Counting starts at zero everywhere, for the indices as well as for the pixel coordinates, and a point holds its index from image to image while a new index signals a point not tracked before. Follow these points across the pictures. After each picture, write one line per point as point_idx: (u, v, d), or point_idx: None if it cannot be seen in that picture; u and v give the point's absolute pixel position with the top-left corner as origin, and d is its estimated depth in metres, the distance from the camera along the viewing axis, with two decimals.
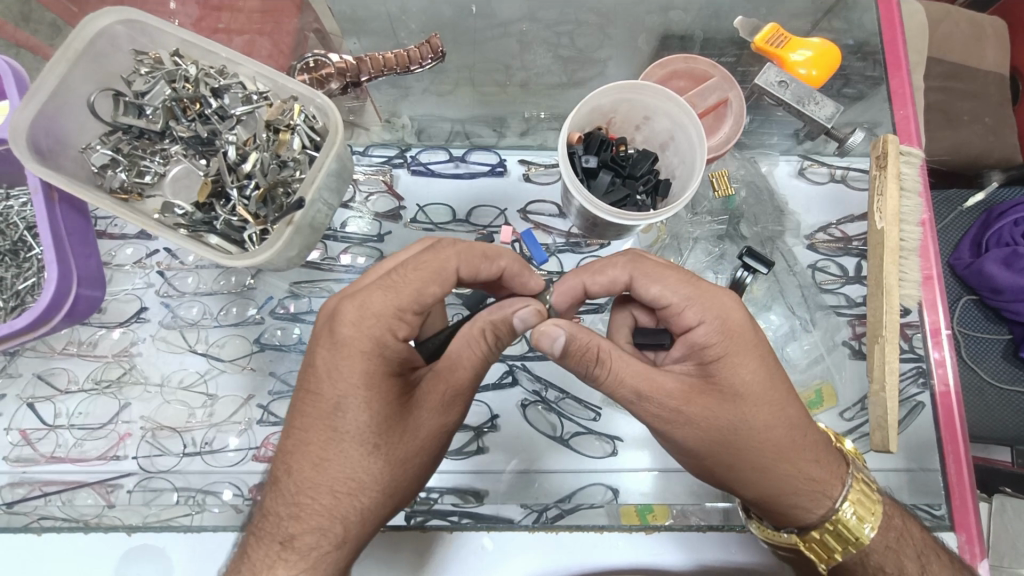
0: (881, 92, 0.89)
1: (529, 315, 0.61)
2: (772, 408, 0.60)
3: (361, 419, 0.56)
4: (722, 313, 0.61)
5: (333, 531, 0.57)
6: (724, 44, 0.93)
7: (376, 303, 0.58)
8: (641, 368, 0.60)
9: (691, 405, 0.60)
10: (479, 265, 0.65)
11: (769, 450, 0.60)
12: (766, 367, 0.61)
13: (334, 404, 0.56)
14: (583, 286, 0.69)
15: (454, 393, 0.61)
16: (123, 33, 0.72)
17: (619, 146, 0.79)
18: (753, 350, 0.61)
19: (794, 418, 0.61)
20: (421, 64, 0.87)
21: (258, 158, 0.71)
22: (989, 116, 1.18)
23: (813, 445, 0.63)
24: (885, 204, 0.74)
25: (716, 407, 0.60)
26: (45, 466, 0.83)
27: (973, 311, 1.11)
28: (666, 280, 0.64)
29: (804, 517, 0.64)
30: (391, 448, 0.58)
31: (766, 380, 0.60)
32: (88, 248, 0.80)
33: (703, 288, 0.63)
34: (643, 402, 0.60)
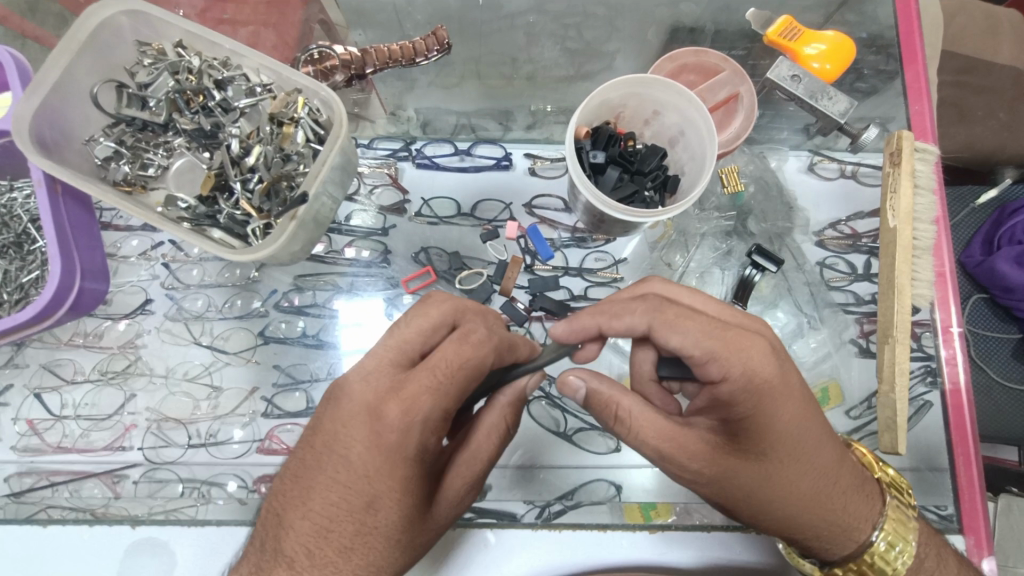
0: (896, 86, 0.88)
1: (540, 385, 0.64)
2: (802, 461, 0.57)
3: (365, 510, 0.52)
4: (753, 373, 0.54)
5: None
6: (735, 36, 0.91)
7: (419, 380, 0.53)
8: (662, 428, 0.58)
9: (715, 468, 0.57)
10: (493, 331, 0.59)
11: (798, 501, 0.58)
12: (799, 425, 0.56)
13: (365, 479, 0.52)
14: (598, 327, 0.64)
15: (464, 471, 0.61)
16: (126, 23, 0.71)
17: (628, 142, 0.79)
18: (790, 410, 0.55)
19: (824, 463, 0.58)
20: (427, 56, 0.87)
21: (262, 151, 0.71)
22: (1005, 111, 1.16)
23: (840, 489, 0.60)
24: (899, 203, 0.73)
25: (743, 471, 0.57)
26: (52, 455, 0.84)
27: (983, 309, 1.10)
28: (690, 328, 0.56)
29: (826, 553, 0.64)
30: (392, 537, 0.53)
31: (799, 432, 0.56)
32: (93, 242, 0.80)
33: (730, 334, 0.55)
34: (666, 462, 0.59)
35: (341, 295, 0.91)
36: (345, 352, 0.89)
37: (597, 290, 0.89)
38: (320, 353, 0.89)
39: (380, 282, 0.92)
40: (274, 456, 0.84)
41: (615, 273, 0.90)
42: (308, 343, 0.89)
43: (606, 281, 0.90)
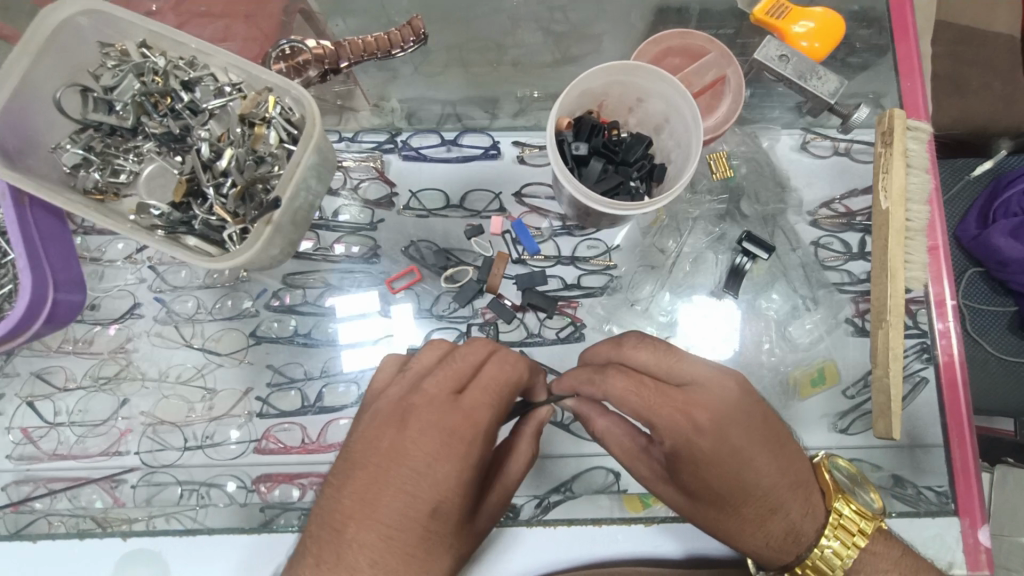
0: (888, 61, 0.86)
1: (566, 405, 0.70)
2: (733, 505, 0.61)
3: (430, 522, 0.54)
4: (679, 439, 0.58)
5: None
6: (724, 15, 0.88)
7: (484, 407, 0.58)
8: (621, 454, 0.67)
9: (657, 491, 0.66)
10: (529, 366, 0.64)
11: (735, 533, 0.62)
12: (735, 474, 0.59)
13: (431, 501, 0.54)
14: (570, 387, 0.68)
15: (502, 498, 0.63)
16: (87, 23, 0.68)
17: (612, 130, 0.77)
18: (721, 464, 0.58)
19: (765, 510, 0.61)
20: (403, 47, 0.84)
21: (233, 154, 0.68)
22: (1001, 79, 1.14)
23: (787, 526, 0.62)
24: (891, 183, 0.72)
25: (677, 499, 0.65)
26: (48, 463, 0.83)
27: (979, 284, 1.09)
28: (626, 393, 0.61)
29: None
30: (442, 555, 0.55)
31: (731, 485, 0.59)
32: (65, 255, 0.79)
33: (664, 410, 0.59)
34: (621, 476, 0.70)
35: (332, 293, 0.90)
36: (342, 346, 0.88)
37: (591, 277, 0.89)
38: (313, 351, 0.88)
39: (367, 280, 0.90)
40: (272, 456, 0.84)
41: (607, 260, 0.89)
42: (298, 342, 0.88)
43: (599, 269, 0.89)
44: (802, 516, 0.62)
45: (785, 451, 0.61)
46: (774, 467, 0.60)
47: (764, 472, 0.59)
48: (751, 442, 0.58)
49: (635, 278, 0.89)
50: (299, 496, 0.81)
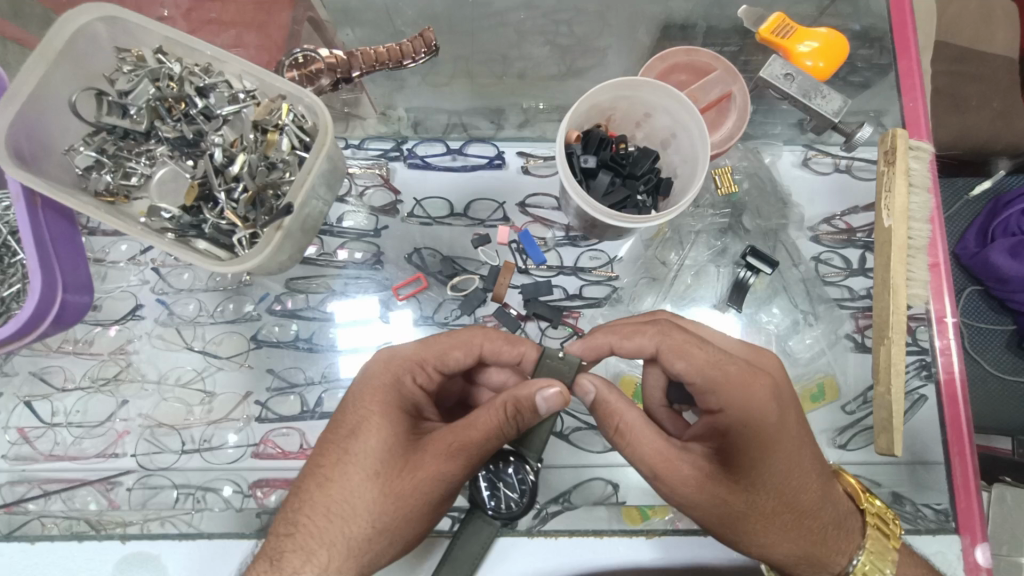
0: (889, 80, 0.87)
1: (552, 395, 0.58)
2: (782, 500, 0.62)
3: (368, 447, 0.60)
4: (750, 405, 0.62)
5: (319, 558, 0.58)
6: (727, 33, 0.90)
7: (402, 352, 0.67)
8: (661, 449, 0.63)
9: (705, 492, 0.62)
10: (501, 347, 0.68)
11: (776, 534, 0.62)
12: (789, 456, 0.62)
13: (349, 426, 0.62)
14: (610, 348, 0.70)
15: (458, 448, 0.59)
16: (104, 30, 0.70)
17: (619, 144, 0.77)
18: (781, 442, 0.61)
19: (806, 502, 0.63)
20: (415, 59, 0.85)
21: (246, 160, 0.69)
22: (999, 100, 1.16)
23: (824, 525, 0.64)
24: (893, 202, 0.73)
25: (731, 498, 0.61)
26: (44, 464, 0.82)
27: (978, 302, 1.09)
28: (683, 358, 0.66)
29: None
30: (387, 480, 0.59)
31: (783, 466, 0.61)
32: (75, 255, 0.79)
33: (734, 374, 0.63)
34: (658, 481, 0.63)
35: (335, 298, 0.90)
36: (344, 351, 0.88)
37: (593, 288, 0.89)
38: (316, 357, 0.88)
39: (371, 286, 0.91)
40: (270, 461, 0.83)
41: (610, 271, 0.89)
42: (301, 346, 0.88)
43: (601, 280, 0.89)
44: (834, 517, 0.65)
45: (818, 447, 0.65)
46: (812, 458, 0.63)
47: (809, 455, 0.63)
48: (798, 425, 0.63)
49: (637, 289, 0.90)
50: None
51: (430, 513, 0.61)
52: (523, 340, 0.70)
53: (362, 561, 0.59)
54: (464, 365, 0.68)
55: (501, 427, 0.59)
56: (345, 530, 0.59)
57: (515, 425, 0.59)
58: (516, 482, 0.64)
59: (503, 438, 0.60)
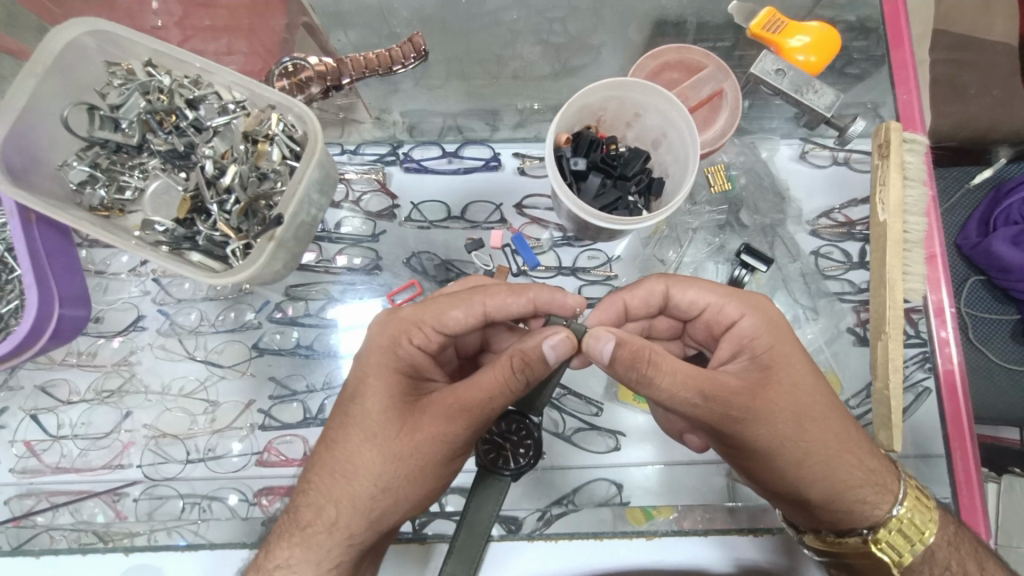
0: (884, 72, 0.86)
1: (560, 341, 0.57)
2: (822, 403, 0.61)
3: (369, 407, 0.60)
4: (764, 308, 0.65)
5: (328, 513, 0.59)
6: (720, 28, 0.89)
7: (399, 313, 0.66)
8: (699, 368, 0.57)
9: (760, 400, 0.58)
10: (507, 300, 0.67)
11: (831, 444, 0.61)
12: (809, 359, 0.63)
13: (351, 390, 0.62)
14: (624, 306, 0.70)
15: (460, 408, 0.58)
16: (93, 44, 0.70)
17: (609, 145, 0.76)
18: (796, 345, 0.63)
19: (843, 408, 0.63)
20: (404, 64, 0.85)
21: (237, 171, 0.70)
22: (999, 88, 1.15)
23: (863, 443, 0.64)
24: (888, 196, 0.72)
25: (783, 401, 0.59)
26: (51, 476, 0.83)
27: (981, 291, 1.08)
28: (693, 283, 0.68)
29: (871, 513, 0.64)
30: (388, 440, 0.59)
31: (814, 368, 0.62)
32: (70, 270, 0.80)
33: (737, 287, 0.68)
34: (710, 402, 0.57)
35: (334, 304, 0.90)
36: (343, 356, 0.88)
37: (592, 288, 0.89)
38: (316, 364, 0.88)
39: (369, 291, 0.91)
40: (274, 468, 0.84)
41: (609, 271, 0.89)
42: (300, 353, 0.89)
43: (599, 279, 0.89)
44: (866, 439, 0.64)
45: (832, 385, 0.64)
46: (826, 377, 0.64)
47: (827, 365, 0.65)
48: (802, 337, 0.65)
49: None
50: None
51: (436, 472, 0.60)
52: (528, 287, 0.69)
53: (371, 520, 0.60)
54: (465, 326, 0.67)
55: (506, 382, 0.57)
56: (352, 489, 0.59)
57: (522, 378, 0.58)
58: (520, 442, 0.68)
59: (511, 395, 0.58)
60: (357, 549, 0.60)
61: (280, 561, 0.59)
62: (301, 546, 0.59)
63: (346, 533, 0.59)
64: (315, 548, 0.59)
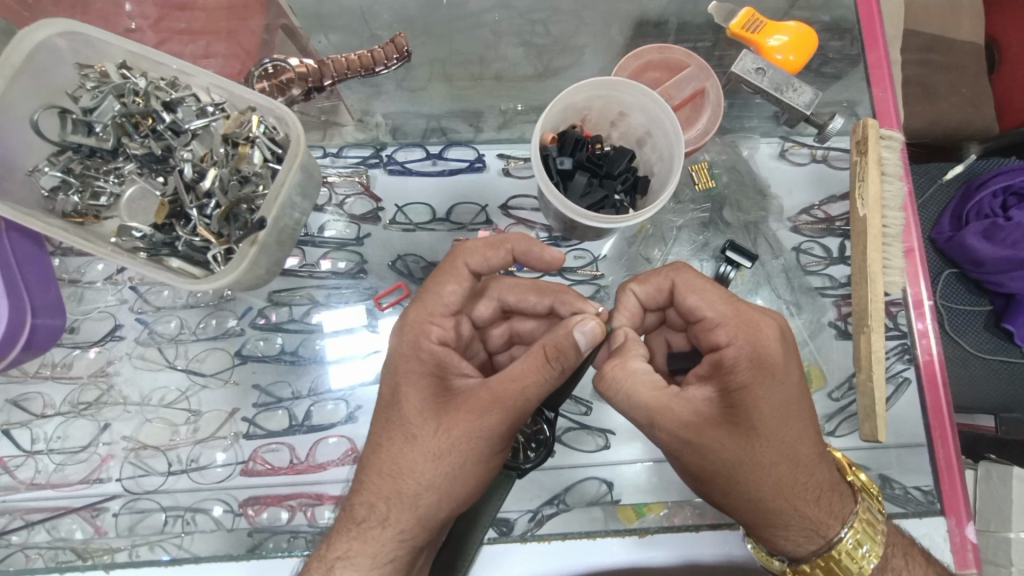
0: (860, 71, 0.89)
1: (587, 328, 0.60)
2: (781, 446, 0.58)
3: (406, 409, 0.60)
4: (757, 342, 0.59)
5: (379, 511, 0.60)
6: (700, 29, 0.90)
7: (412, 314, 0.65)
8: (661, 396, 0.59)
9: (704, 437, 0.58)
10: (487, 255, 0.66)
11: (768, 486, 0.59)
12: (788, 405, 0.58)
13: (387, 396, 0.62)
14: (637, 302, 0.69)
15: (497, 400, 0.58)
16: (66, 46, 0.69)
17: (594, 145, 0.77)
18: (778, 389, 0.58)
19: (805, 457, 0.60)
20: (387, 64, 0.85)
21: (216, 174, 0.68)
22: (966, 87, 1.18)
23: (820, 485, 0.62)
24: (867, 190, 0.74)
25: (729, 441, 0.57)
26: (24, 493, 0.80)
27: (955, 284, 1.11)
28: (697, 298, 0.63)
29: (789, 549, 0.64)
30: (427, 439, 0.59)
31: (785, 416, 0.58)
32: (45, 278, 0.81)
33: (740, 309, 0.62)
34: (655, 427, 0.59)
35: (319, 309, 0.89)
36: (331, 362, 0.87)
37: (578, 288, 0.89)
38: (301, 370, 0.87)
39: (354, 295, 0.90)
40: (259, 478, 0.81)
41: (595, 270, 0.90)
42: (286, 360, 0.87)
43: (586, 279, 0.89)
44: (826, 482, 0.62)
45: (814, 422, 0.61)
46: (807, 420, 0.60)
47: (806, 409, 0.60)
48: (794, 383, 0.59)
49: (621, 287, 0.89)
50: (289, 518, 0.79)
51: (481, 464, 0.60)
52: (506, 239, 0.67)
53: (419, 516, 0.60)
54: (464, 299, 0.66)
55: (539, 371, 0.59)
56: (399, 488, 0.59)
57: (556, 366, 0.59)
58: (533, 436, 0.73)
59: (545, 383, 0.59)
60: (410, 544, 0.60)
61: (338, 556, 0.60)
62: (357, 542, 0.60)
63: (397, 529, 0.60)
64: (371, 544, 0.59)
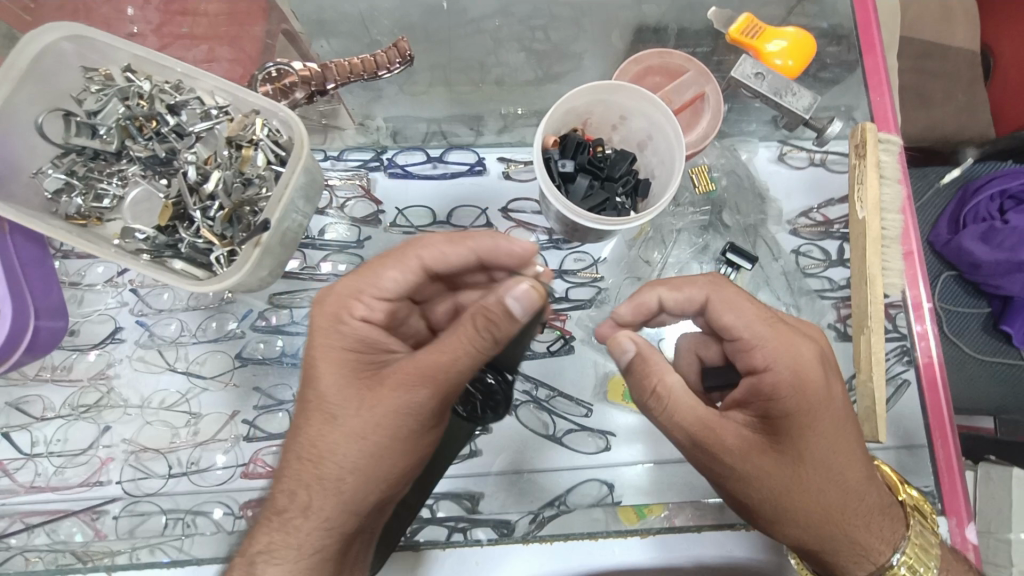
0: (857, 75, 0.89)
1: (522, 293, 0.55)
2: (827, 469, 0.58)
3: (323, 390, 0.59)
4: (799, 365, 0.59)
5: (300, 498, 0.60)
6: (699, 33, 0.91)
7: (338, 287, 0.65)
8: (703, 420, 0.59)
9: (748, 464, 0.58)
10: (445, 250, 0.66)
11: (815, 513, 0.59)
12: (835, 429, 0.59)
13: (305, 375, 0.62)
14: (658, 301, 0.68)
15: (415, 374, 0.57)
16: (71, 50, 0.70)
17: (596, 148, 0.77)
18: (824, 414, 0.58)
19: (853, 482, 0.60)
20: (389, 69, 0.85)
21: (220, 177, 0.69)
22: (961, 93, 1.20)
23: (870, 508, 0.62)
24: (866, 194, 0.75)
25: (775, 469, 0.58)
26: (25, 496, 0.80)
27: (953, 287, 1.11)
28: (734, 319, 0.63)
29: (843, 573, 0.63)
30: (348, 420, 0.58)
31: (831, 439, 0.58)
32: (47, 281, 0.81)
33: (782, 330, 0.61)
34: (698, 450, 0.60)
35: None
36: None
37: (578, 290, 0.89)
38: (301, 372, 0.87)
39: None
40: (260, 480, 0.81)
41: (595, 272, 0.90)
42: (286, 362, 0.87)
43: (585, 281, 0.90)
44: (875, 504, 0.62)
45: (862, 444, 0.61)
46: (854, 443, 0.60)
47: (852, 431, 0.60)
48: (835, 405, 0.59)
49: (621, 290, 0.90)
50: None
51: (401, 446, 0.60)
52: (468, 236, 0.66)
53: (342, 501, 0.59)
54: (403, 285, 0.65)
55: (470, 343, 0.56)
56: (322, 472, 0.59)
57: (486, 337, 0.56)
58: (489, 395, 0.69)
59: (476, 357, 0.57)
60: (337, 533, 0.60)
61: (260, 546, 0.60)
62: (281, 531, 0.60)
63: (321, 517, 0.59)
64: (292, 533, 0.59)
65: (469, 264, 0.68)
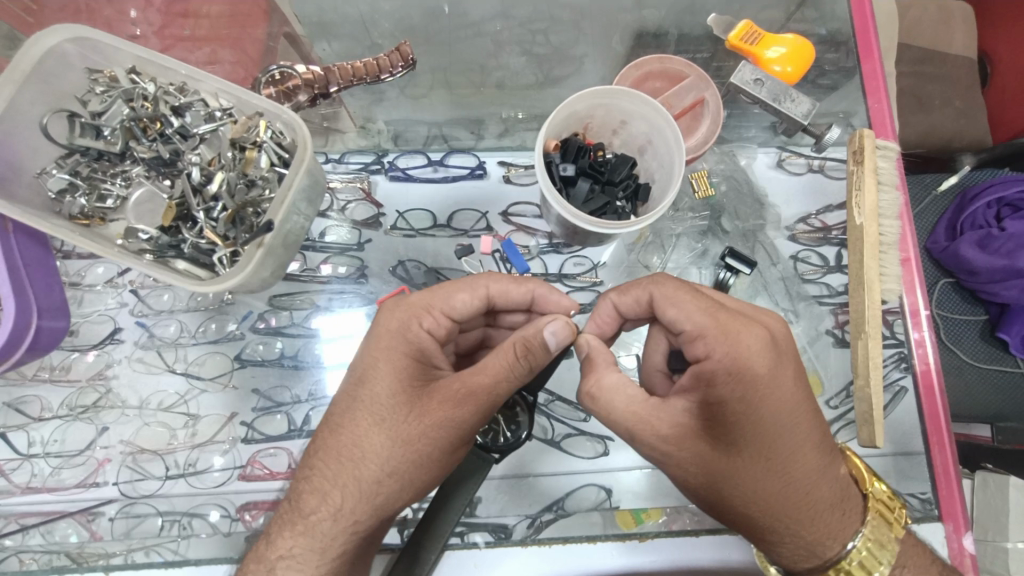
0: (855, 81, 0.90)
1: (559, 328, 0.61)
2: (772, 460, 0.58)
3: (377, 391, 0.60)
4: (738, 355, 0.57)
5: (332, 499, 0.59)
6: (699, 39, 0.92)
7: (411, 297, 0.65)
8: (637, 409, 0.61)
9: (681, 450, 0.59)
10: (509, 288, 0.68)
11: (754, 502, 0.59)
12: (788, 420, 0.57)
13: (358, 374, 0.62)
14: (614, 308, 0.69)
15: (469, 391, 0.59)
16: (74, 51, 0.70)
17: (596, 152, 0.79)
18: (768, 404, 0.57)
19: (804, 474, 0.59)
20: (392, 73, 0.86)
21: (223, 178, 0.69)
22: (958, 100, 1.21)
23: (826, 500, 0.61)
24: (864, 199, 0.76)
25: (709, 454, 0.58)
26: (21, 497, 0.80)
27: (950, 293, 1.12)
28: (679, 311, 0.62)
29: (788, 564, 0.63)
30: (396, 424, 0.59)
31: (777, 430, 0.57)
32: (50, 280, 0.81)
33: (723, 318, 0.59)
34: (635, 441, 0.62)
35: (319, 313, 0.89)
36: (329, 367, 0.87)
37: (579, 294, 0.90)
38: (301, 374, 0.87)
39: (356, 300, 0.90)
40: (258, 482, 0.81)
41: (594, 277, 0.90)
42: (286, 364, 0.87)
43: (585, 285, 0.90)
44: (830, 498, 0.61)
45: (828, 437, 0.60)
46: (811, 436, 0.59)
47: (813, 423, 0.59)
48: (789, 396, 0.57)
49: None
50: None
51: (441, 458, 0.61)
52: (529, 278, 0.70)
53: (374, 506, 0.60)
54: (471, 309, 0.67)
55: (511, 368, 0.60)
56: (360, 473, 0.59)
57: (525, 365, 0.60)
58: (511, 419, 0.75)
59: (516, 382, 0.61)
60: (361, 537, 0.60)
61: (282, 549, 0.59)
62: (304, 533, 0.59)
63: (349, 521, 0.59)
64: (317, 537, 0.59)
65: (525, 303, 0.71)
